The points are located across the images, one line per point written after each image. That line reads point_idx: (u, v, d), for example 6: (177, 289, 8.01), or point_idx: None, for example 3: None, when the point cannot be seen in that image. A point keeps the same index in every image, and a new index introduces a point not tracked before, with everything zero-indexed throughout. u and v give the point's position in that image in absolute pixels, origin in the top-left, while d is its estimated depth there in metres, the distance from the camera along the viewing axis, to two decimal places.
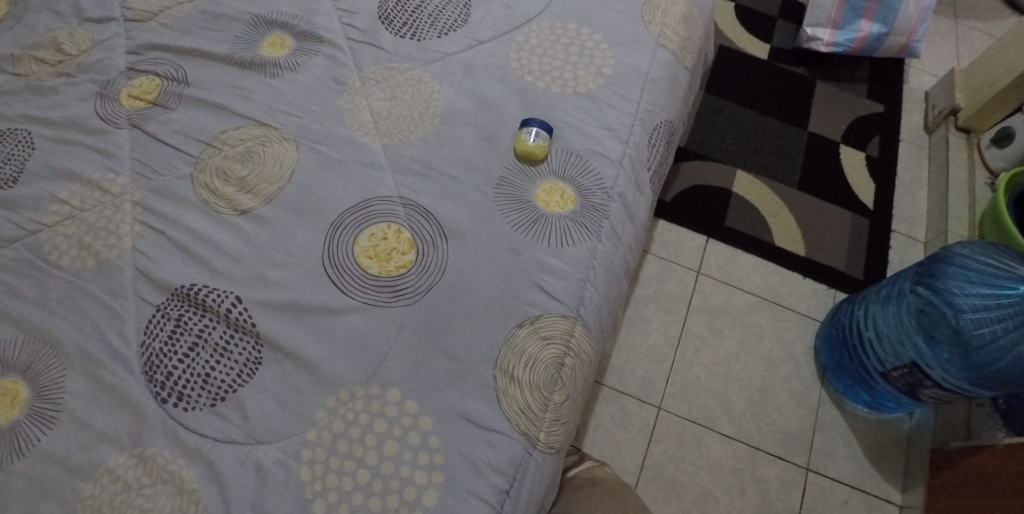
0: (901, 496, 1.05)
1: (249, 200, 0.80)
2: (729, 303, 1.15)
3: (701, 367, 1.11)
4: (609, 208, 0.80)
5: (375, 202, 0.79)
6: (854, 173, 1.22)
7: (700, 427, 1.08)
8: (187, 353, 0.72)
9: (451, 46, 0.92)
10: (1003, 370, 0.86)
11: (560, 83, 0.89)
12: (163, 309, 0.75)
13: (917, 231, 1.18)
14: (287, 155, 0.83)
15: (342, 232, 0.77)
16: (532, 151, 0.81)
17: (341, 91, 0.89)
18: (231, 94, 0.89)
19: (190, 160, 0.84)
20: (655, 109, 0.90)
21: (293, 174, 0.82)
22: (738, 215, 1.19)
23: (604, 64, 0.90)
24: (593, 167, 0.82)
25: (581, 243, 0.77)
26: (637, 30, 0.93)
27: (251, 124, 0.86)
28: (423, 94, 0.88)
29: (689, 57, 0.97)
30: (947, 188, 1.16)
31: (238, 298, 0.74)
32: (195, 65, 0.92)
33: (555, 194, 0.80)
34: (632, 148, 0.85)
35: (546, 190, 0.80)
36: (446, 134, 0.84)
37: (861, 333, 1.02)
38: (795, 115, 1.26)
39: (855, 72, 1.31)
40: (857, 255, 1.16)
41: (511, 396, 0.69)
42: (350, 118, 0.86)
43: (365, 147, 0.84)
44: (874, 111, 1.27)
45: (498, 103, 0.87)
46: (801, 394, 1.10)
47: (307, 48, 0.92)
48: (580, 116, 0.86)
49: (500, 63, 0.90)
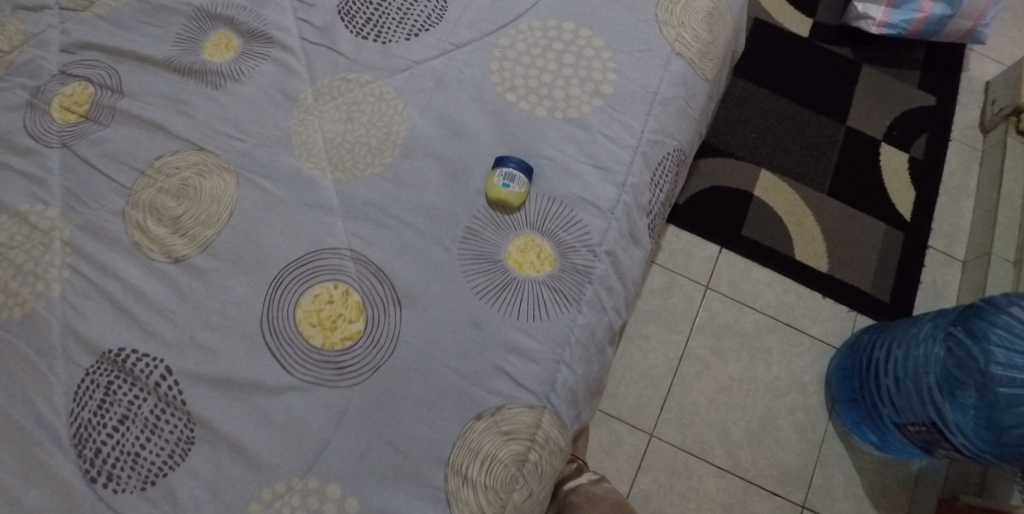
0: None
1: (183, 246, 0.72)
2: (736, 323, 1.04)
3: (700, 393, 1.02)
4: (594, 270, 0.69)
5: (322, 254, 0.70)
6: (893, 178, 1.07)
7: (692, 457, 1.01)
8: (116, 427, 0.67)
9: (420, 51, 0.80)
10: None
11: (547, 104, 0.76)
12: (92, 374, 0.68)
13: (957, 250, 1.05)
14: (225, 192, 0.73)
15: (285, 290, 0.69)
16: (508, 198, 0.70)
17: (291, 108, 0.77)
18: (169, 108, 0.78)
19: (123, 191, 0.75)
20: (663, 137, 0.77)
21: (231, 216, 0.72)
22: (757, 223, 1.06)
23: (603, 79, 0.77)
24: (579, 217, 0.70)
25: (557, 316, 0.67)
26: (648, 34, 0.79)
27: (190, 147, 0.76)
28: (384, 115, 0.76)
29: (710, 64, 0.82)
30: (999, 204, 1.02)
31: (167, 370, 0.67)
32: (132, 69, 0.81)
33: (531, 252, 0.69)
34: (629, 192, 0.72)
35: (523, 248, 0.69)
36: (408, 168, 0.73)
37: (879, 377, 0.93)
38: (834, 105, 1.10)
39: (907, 55, 1.13)
40: (887, 276, 1.04)
41: (463, 499, 0.63)
42: (300, 145, 0.75)
43: (313, 183, 0.73)
44: (925, 103, 1.11)
45: (470, 130, 0.75)
46: (807, 427, 1.01)
47: (255, 51, 0.81)
48: (569, 149, 0.73)
49: (477, 76, 0.78)
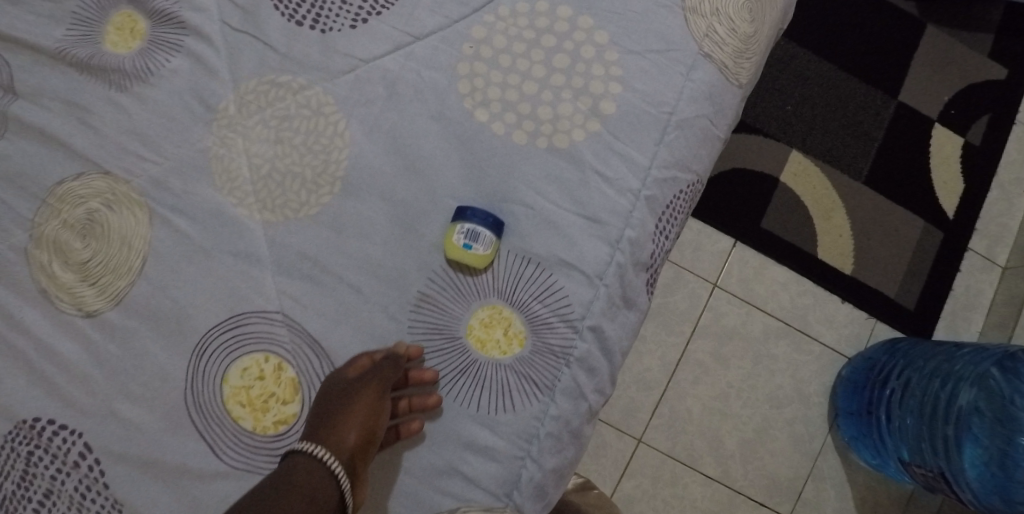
0: None
1: (94, 297, 0.62)
2: (743, 327, 0.94)
3: (695, 399, 0.94)
4: (572, 351, 0.59)
5: (250, 320, 0.60)
6: (941, 166, 0.94)
7: (681, 465, 0.94)
8: (38, 505, 0.60)
9: (369, 45, 0.64)
10: None
11: (529, 127, 0.61)
12: (8, 443, 0.60)
13: (999, 253, 0.94)
14: (135, 233, 0.62)
15: (210, 359, 0.60)
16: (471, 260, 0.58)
17: (210, 120, 0.64)
18: (69, 116, 0.65)
19: (21, 220, 0.64)
20: (676, 171, 0.62)
21: (143, 264, 0.62)
22: (779, 215, 0.92)
23: (603, 94, 0.61)
24: (558, 285, 0.59)
25: (525, 407, 0.58)
26: (669, 28, 0.62)
27: (94, 170, 0.64)
28: (321, 136, 0.62)
29: (746, 65, 0.65)
30: None
31: (87, 447, 0.60)
32: (22, 59, 0.66)
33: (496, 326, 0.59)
34: (624, 250, 0.60)
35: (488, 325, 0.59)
36: (350, 210, 0.61)
37: (892, 408, 0.86)
38: (887, 75, 0.94)
39: (982, 16, 0.96)
40: (914, 281, 0.93)
41: None
42: (221, 173, 0.63)
43: (238, 226, 0.61)
44: (993, 77, 0.96)
45: (427, 160, 0.61)
46: (803, 438, 0.95)
47: (166, 41, 0.65)
48: (552, 192, 0.60)
49: (440, 82, 0.63)
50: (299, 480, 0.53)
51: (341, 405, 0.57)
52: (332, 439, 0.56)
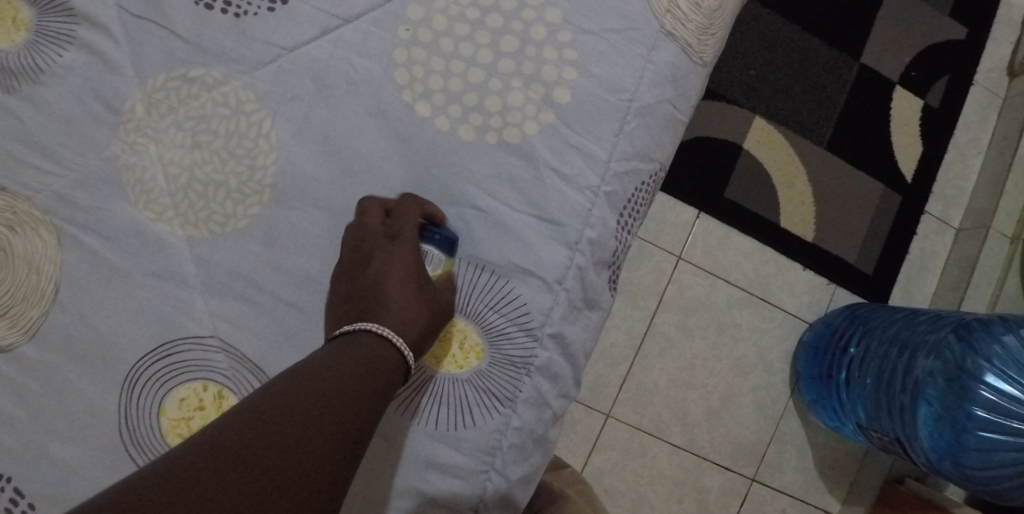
0: (839, 507, 0.99)
1: (5, 330, 0.56)
2: (707, 299, 0.92)
3: (661, 372, 0.94)
4: (532, 360, 0.56)
5: (184, 347, 0.55)
6: (902, 128, 0.92)
7: (649, 436, 0.94)
8: None
9: (293, 32, 0.57)
10: (990, 491, 0.73)
11: (477, 121, 0.56)
12: None
13: (954, 215, 0.94)
14: (44, 256, 0.56)
15: (143, 391, 0.55)
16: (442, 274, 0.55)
17: (116, 124, 0.57)
18: None
19: None
20: (637, 162, 0.58)
21: (57, 290, 0.56)
22: (742, 183, 0.89)
23: (556, 82, 0.56)
24: (515, 292, 0.55)
25: (485, 422, 0.55)
26: (626, 4, 0.57)
27: None
28: (244, 139, 0.56)
29: (710, 42, 0.60)
30: (1011, 169, 0.90)
31: (18, 493, 0.55)
32: None
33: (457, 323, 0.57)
34: (584, 251, 0.56)
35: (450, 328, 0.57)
36: (283, 223, 0.56)
37: (852, 374, 0.86)
38: (849, 32, 0.90)
39: None
40: (874, 245, 0.92)
41: None
42: (137, 185, 0.56)
43: (160, 244, 0.56)
44: (954, 34, 0.93)
45: (366, 162, 0.56)
46: (766, 403, 0.96)
47: (54, 31, 0.57)
48: (505, 193, 0.56)
49: (376, 72, 0.57)
50: (369, 360, 0.47)
51: (416, 291, 0.52)
52: (402, 325, 0.50)
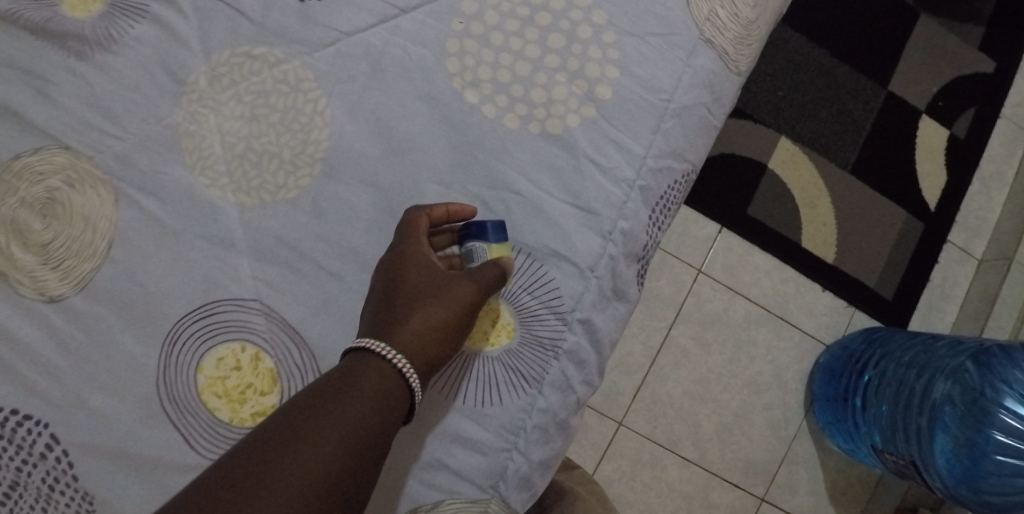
0: None
1: (57, 282, 0.58)
2: (725, 314, 0.94)
3: (675, 384, 0.95)
4: (561, 343, 0.57)
5: (227, 308, 0.58)
6: (926, 158, 0.94)
7: (660, 448, 0.95)
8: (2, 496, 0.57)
9: (352, 18, 0.60)
10: None
11: (522, 110, 0.59)
12: None
13: (976, 246, 0.95)
14: (101, 213, 0.59)
15: (183, 348, 0.57)
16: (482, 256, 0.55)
17: (180, 95, 0.60)
18: (21, 83, 0.60)
19: None
20: (671, 161, 0.60)
21: (109, 246, 0.58)
22: (765, 202, 0.91)
23: (599, 79, 0.59)
24: (548, 276, 0.57)
25: (512, 400, 0.57)
26: (668, 10, 0.60)
27: (54, 144, 0.59)
28: (299, 115, 0.59)
29: (746, 52, 0.63)
30: None
31: (54, 439, 0.57)
32: None
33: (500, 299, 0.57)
34: (617, 242, 0.58)
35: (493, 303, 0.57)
36: (330, 195, 0.58)
37: (868, 395, 0.87)
38: (877, 62, 0.93)
39: (975, 7, 0.96)
40: (894, 271, 0.93)
41: None
42: (194, 152, 0.59)
43: (211, 208, 0.58)
44: (980, 70, 0.96)
45: (413, 143, 0.59)
46: (780, 423, 0.96)
47: (130, 6, 0.61)
48: (544, 181, 0.58)
49: (429, 60, 0.60)
50: (362, 381, 0.47)
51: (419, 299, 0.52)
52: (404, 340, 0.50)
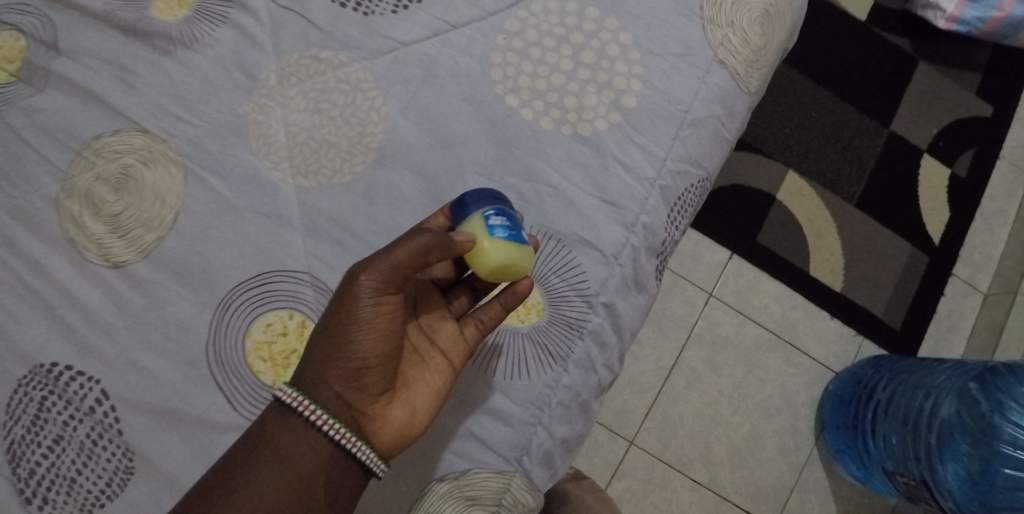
0: None
1: (124, 249, 0.64)
2: (736, 337, 0.98)
3: (687, 405, 0.98)
4: (587, 324, 0.61)
5: (277, 278, 0.62)
6: (928, 195, 1.00)
7: (671, 469, 0.97)
8: (50, 448, 0.61)
9: (409, 31, 0.67)
10: None
11: (556, 114, 0.65)
12: (24, 387, 0.62)
13: (980, 281, 0.99)
14: (171, 189, 0.64)
15: (234, 314, 0.62)
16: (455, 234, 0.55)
17: (250, 89, 0.66)
18: (109, 75, 0.67)
19: (56, 173, 0.66)
20: (688, 165, 0.66)
21: (176, 219, 0.64)
22: (775, 230, 0.97)
23: (625, 90, 0.65)
24: (576, 261, 0.62)
25: (539, 376, 0.60)
26: (687, 33, 0.66)
27: (132, 128, 0.66)
28: (358, 110, 0.66)
29: (755, 75, 0.69)
30: None
31: (103, 394, 0.61)
32: (69, 19, 0.69)
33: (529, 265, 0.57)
34: (639, 234, 0.63)
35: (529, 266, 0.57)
36: (381, 180, 0.64)
37: (878, 418, 0.89)
38: (881, 105, 1.00)
39: (972, 57, 1.03)
40: (901, 302, 0.98)
41: None
42: (260, 139, 0.65)
43: (271, 188, 0.64)
44: (979, 115, 1.02)
45: (458, 137, 0.65)
46: (790, 449, 0.98)
47: (212, 12, 0.68)
48: (574, 176, 0.64)
49: (474, 68, 0.67)
50: (286, 434, 0.51)
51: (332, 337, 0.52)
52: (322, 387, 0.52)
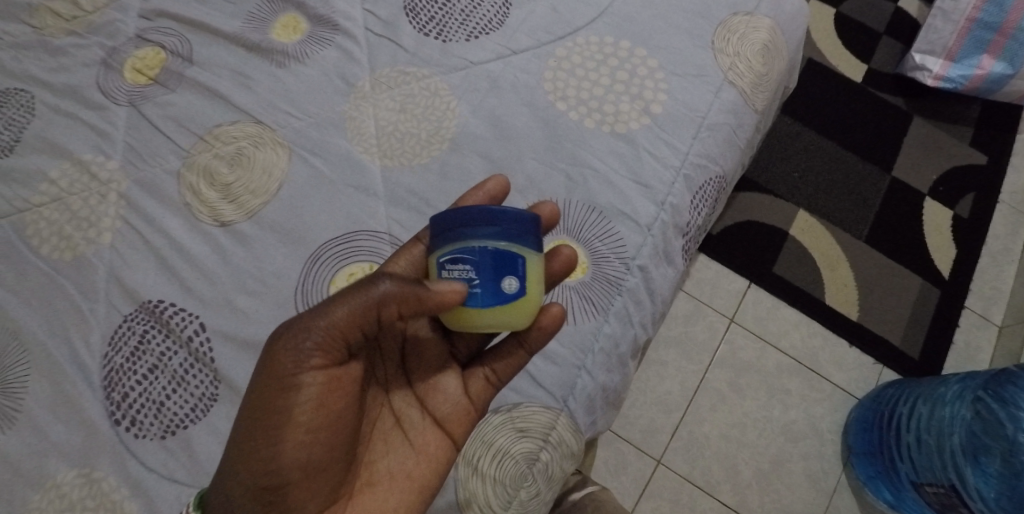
0: None
1: (231, 212, 0.75)
2: (759, 361, 1.05)
3: (713, 426, 1.03)
4: (625, 282, 0.70)
5: (361, 237, 0.73)
6: (934, 234, 1.09)
7: (698, 490, 1.01)
8: (145, 375, 0.69)
9: (479, 53, 0.81)
10: None
11: (596, 117, 0.77)
12: (129, 322, 0.71)
13: (994, 313, 1.05)
14: (277, 165, 0.76)
15: (321, 265, 0.72)
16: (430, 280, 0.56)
17: (348, 94, 0.80)
18: (232, 80, 0.82)
19: (180, 153, 0.79)
20: (707, 161, 0.77)
21: (279, 189, 0.75)
22: (791, 262, 1.07)
23: (654, 99, 0.77)
24: (615, 229, 0.72)
25: (584, 323, 0.68)
26: (702, 59, 0.79)
27: (247, 120, 0.79)
28: (436, 110, 0.79)
29: (760, 96, 0.81)
30: None
31: (202, 326, 0.70)
32: (203, 39, 0.85)
33: (519, 312, 0.57)
34: (667, 212, 0.73)
35: (523, 310, 0.57)
36: (454, 163, 0.76)
37: (900, 432, 0.92)
38: (882, 156, 1.12)
39: (963, 112, 1.15)
40: (916, 333, 1.04)
41: (471, 491, 0.64)
42: (353, 129, 0.78)
43: (361, 167, 0.76)
44: (975, 162, 1.13)
45: (518, 132, 0.77)
46: (818, 475, 1.01)
47: (320, 36, 0.83)
48: (613, 163, 0.75)
49: (531, 82, 0.79)
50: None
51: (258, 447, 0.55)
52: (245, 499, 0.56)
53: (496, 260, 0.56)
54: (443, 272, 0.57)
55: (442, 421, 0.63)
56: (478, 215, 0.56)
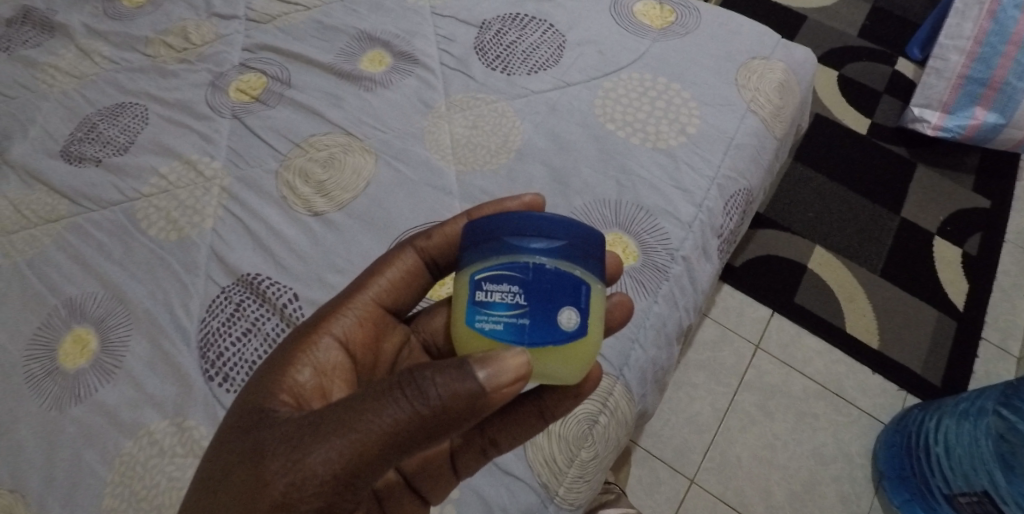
0: None
1: (323, 204, 0.85)
2: (785, 385, 1.11)
3: (744, 447, 1.07)
4: (670, 270, 0.80)
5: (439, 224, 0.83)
6: (945, 270, 1.18)
7: (732, 510, 1.04)
8: (240, 337, 0.77)
9: (539, 84, 0.93)
10: None
11: (640, 136, 0.88)
12: (227, 292, 0.80)
13: (1011, 344, 1.12)
14: (366, 167, 0.87)
15: None
16: (483, 359, 0.52)
17: (427, 113, 0.92)
18: (324, 100, 0.94)
19: (278, 157, 0.90)
20: (736, 175, 0.87)
21: (367, 186, 0.86)
22: (810, 293, 1.16)
23: (689, 123, 0.89)
24: (661, 225, 0.82)
25: (636, 302, 0.78)
26: (728, 93, 0.91)
27: (338, 131, 0.91)
28: (504, 127, 0.90)
29: (779, 124, 0.93)
30: None
31: (295, 295, 0.79)
32: (300, 68, 0.98)
33: (571, 346, 0.56)
34: (704, 213, 0.84)
35: (579, 346, 0.57)
36: (520, 170, 0.87)
37: (929, 447, 0.96)
38: (889, 202, 1.24)
39: (963, 160, 1.28)
40: (934, 361, 1.11)
41: (538, 445, 0.70)
42: (430, 141, 0.89)
43: (438, 170, 0.87)
44: (979, 206, 1.24)
45: (575, 146, 0.88)
46: (850, 498, 1.04)
47: (402, 68, 0.96)
48: (656, 172, 0.85)
49: (584, 108, 0.91)
50: None
51: None
52: None
53: (552, 285, 0.56)
54: (488, 293, 0.57)
55: (419, 488, 0.65)
56: (533, 229, 0.58)
